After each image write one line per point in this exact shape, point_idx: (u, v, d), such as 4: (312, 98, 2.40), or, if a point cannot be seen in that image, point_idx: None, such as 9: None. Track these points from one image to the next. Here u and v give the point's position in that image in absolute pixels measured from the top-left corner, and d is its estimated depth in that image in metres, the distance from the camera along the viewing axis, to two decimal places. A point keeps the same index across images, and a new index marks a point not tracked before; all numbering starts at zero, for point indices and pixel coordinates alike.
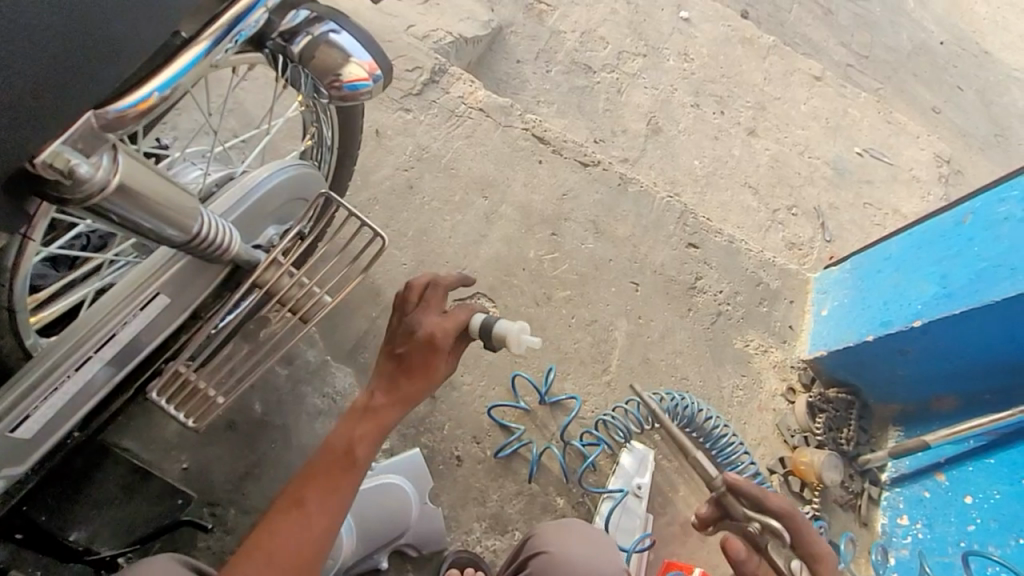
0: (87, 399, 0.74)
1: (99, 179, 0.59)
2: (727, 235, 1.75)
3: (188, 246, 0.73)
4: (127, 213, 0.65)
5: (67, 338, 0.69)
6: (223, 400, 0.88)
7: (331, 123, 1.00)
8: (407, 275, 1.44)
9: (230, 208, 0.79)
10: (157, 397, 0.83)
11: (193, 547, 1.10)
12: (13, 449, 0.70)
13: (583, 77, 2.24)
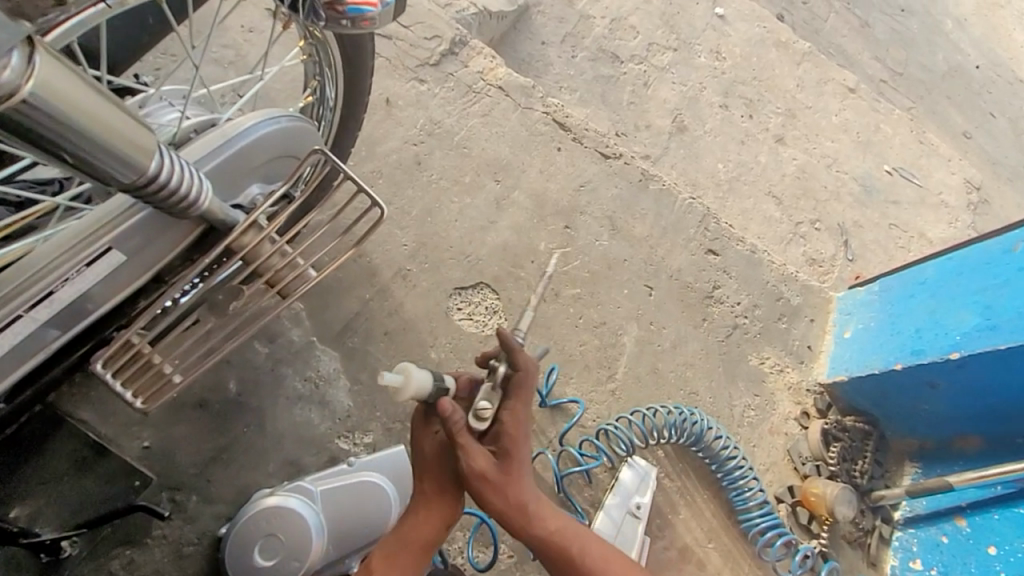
0: (19, 363, 0.64)
1: (6, 83, 0.42)
2: (750, 244, 1.64)
3: (146, 193, 0.60)
4: (64, 142, 0.51)
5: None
6: (179, 379, 0.78)
7: (333, 74, 0.90)
8: (407, 257, 1.33)
9: (207, 157, 0.69)
10: (100, 369, 0.71)
11: (147, 535, 0.99)
12: None
13: (610, 66, 2.12)
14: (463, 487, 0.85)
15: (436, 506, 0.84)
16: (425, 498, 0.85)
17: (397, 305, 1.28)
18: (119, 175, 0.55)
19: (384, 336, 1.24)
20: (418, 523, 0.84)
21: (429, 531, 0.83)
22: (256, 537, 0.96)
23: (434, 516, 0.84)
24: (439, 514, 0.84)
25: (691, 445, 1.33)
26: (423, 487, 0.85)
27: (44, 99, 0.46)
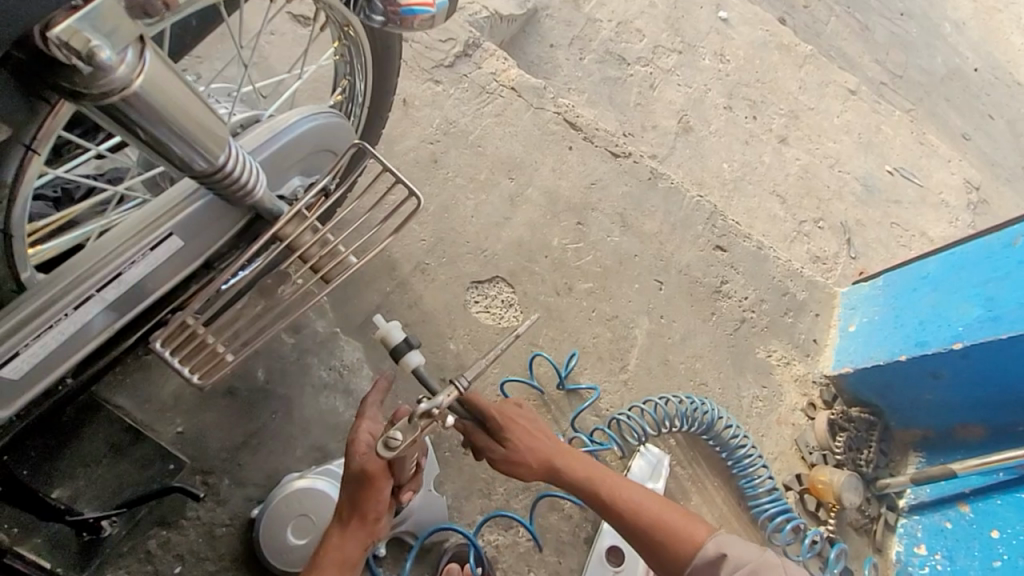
0: (83, 342, 0.67)
1: (122, 78, 0.51)
2: (756, 241, 1.68)
3: (211, 178, 0.66)
4: (152, 126, 0.58)
5: (65, 273, 0.63)
6: (233, 357, 0.81)
7: (364, 72, 0.94)
8: (425, 251, 1.37)
9: (260, 147, 0.74)
10: (160, 347, 0.76)
11: (181, 517, 1.03)
12: None
13: (618, 68, 2.16)
14: (381, 509, 0.85)
15: (355, 529, 0.84)
16: (344, 519, 0.85)
17: (417, 298, 1.32)
18: (180, 154, 0.62)
19: (404, 327, 1.28)
20: (337, 543, 0.83)
21: (349, 551, 0.83)
22: (288, 517, 1.00)
23: (351, 537, 0.84)
24: (358, 533, 0.84)
25: (702, 434, 1.37)
26: (344, 508, 0.84)
27: (146, 91, 0.55)
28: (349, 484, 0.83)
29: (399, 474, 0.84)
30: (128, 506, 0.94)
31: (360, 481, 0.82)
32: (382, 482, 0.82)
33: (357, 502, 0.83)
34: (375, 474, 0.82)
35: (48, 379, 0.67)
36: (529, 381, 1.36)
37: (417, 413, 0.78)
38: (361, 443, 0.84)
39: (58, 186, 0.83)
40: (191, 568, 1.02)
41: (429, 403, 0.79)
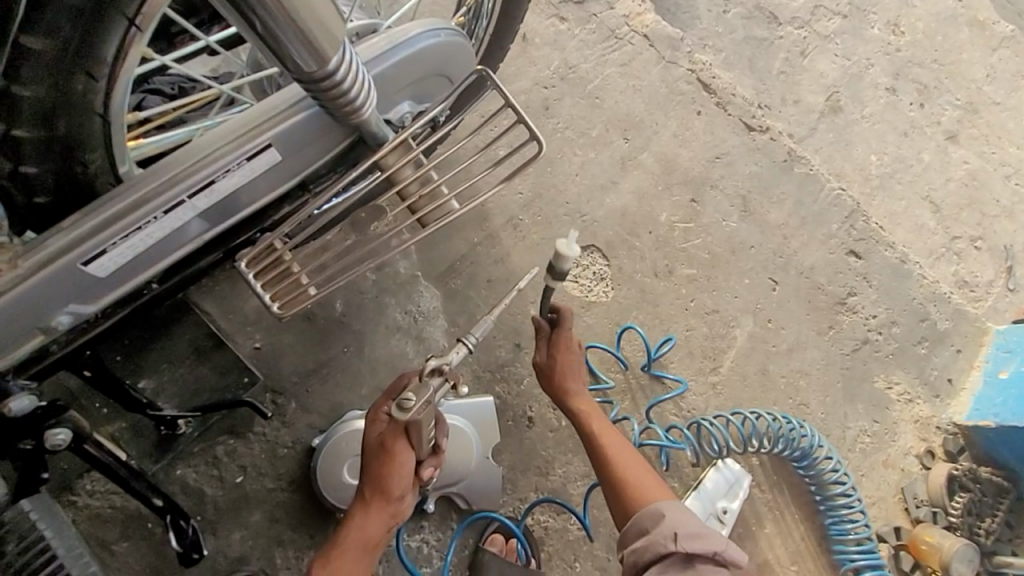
0: (171, 248, 0.64)
1: None
2: (901, 252, 1.43)
3: (321, 89, 0.58)
4: (272, 17, 0.50)
5: (157, 173, 0.59)
6: (316, 292, 0.76)
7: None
8: (521, 206, 1.26)
9: (377, 59, 0.66)
10: (244, 268, 0.71)
11: (248, 430, 1.05)
12: (83, 287, 0.60)
13: (765, 27, 1.60)
14: (405, 489, 0.83)
15: (378, 509, 0.83)
16: (365, 497, 0.84)
17: (504, 254, 1.22)
18: (296, 57, 0.53)
19: (486, 283, 1.20)
20: (360, 525, 0.82)
21: (372, 531, 0.82)
22: (345, 455, 1.00)
23: (376, 519, 0.83)
24: (382, 514, 0.83)
25: (794, 460, 1.21)
26: (365, 486, 0.83)
27: None
28: (371, 461, 0.82)
29: (419, 449, 0.80)
30: (201, 412, 0.97)
31: (381, 456, 0.80)
32: (402, 454, 0.80)
33: (379, 479, 0.81)
34: (392, 445, 0.80)
35: (134, 281, 0.64)
36: (614, 350, 1.25)
37: (425, 372, 0.75)
38: (377, 422, 0.83)
39: (177, 84, 0.80)
40: (252, 482, 1.03)
41: (440, 361, 0.76)
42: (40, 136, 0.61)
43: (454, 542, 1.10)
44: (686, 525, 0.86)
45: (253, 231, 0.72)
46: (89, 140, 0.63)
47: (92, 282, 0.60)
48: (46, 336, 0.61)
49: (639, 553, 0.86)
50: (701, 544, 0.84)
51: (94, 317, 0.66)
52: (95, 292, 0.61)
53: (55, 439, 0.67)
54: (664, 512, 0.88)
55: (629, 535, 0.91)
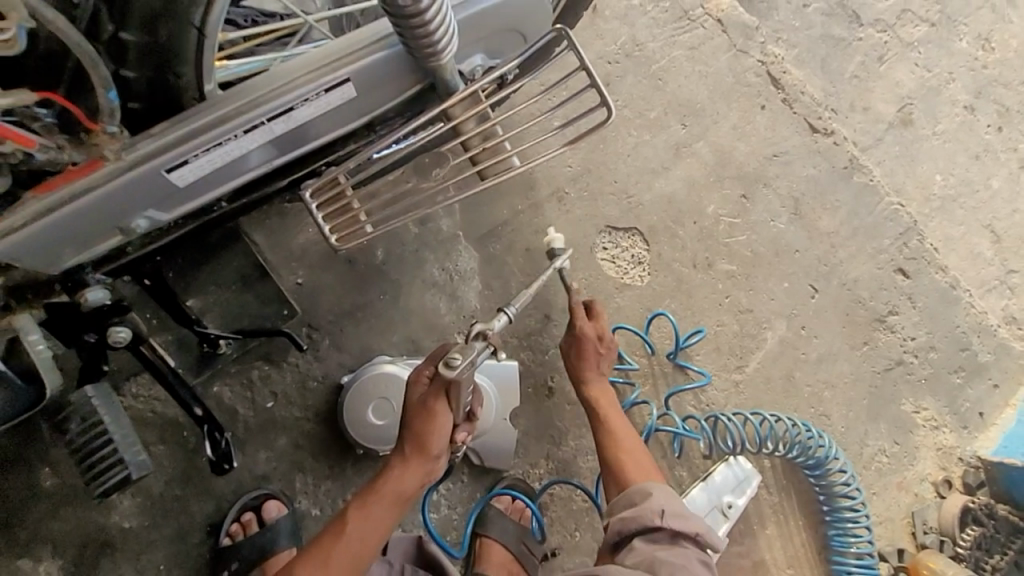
0: (242, 167, 0.66)
1: None
2: (952, 277, 1.39)
3: (411, 30, 0.58)
4: None
5: (240, 94, 0.61)
6: (372, 231, 0.77)
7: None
8: (568, 179, 1.26)
9: (463, 4, 0.66)
10: (309, 199, 0.72)
11: (283, 359, 1.09)
12: (163, 193, 0.63)
13: (845, 25, 1.47)
14: (443, 448, 0.86)
15: (416, 463, 0.87)
16: (405, 453, 0.87)
17: (546, 225, 1.23)
18: None
19: (524, 251, 1.21)
20: (399, 477, 0.87)
21: (408, 484, 0.87)
22: (372, 395, 1.03)
23: (413, 470, 0.87)
24: (418, 471, 0.87)
25: (806, 467, 1.21)
26: (405, 442, 0.87)
27: None
28: (413, 418, 0.85)
29: (458, 411, 0.83)
30: (244, 334, 1.02)
31: (423, 414, 0.83)
32: (442, 414, 0.83)
33: (419, 437, 0.85)
34: (433, 404, 0.83)
35: (208, 195, 0.67)
36: (641, 334, 1.25)
37: (469, 334, 0.76)
38: (419, 383, 0.86)
39: (250, 17, 0.79)
40: (281, 408, 1.08)
41: (484, 325, 0.77)
42: (144, 42, 0.60)
43: (462, 494, 1.14)
44: (674, 504, 0.92)
45: (318, 164, 0.74)
46: (182, 53, 0.61)
47: (172, 190, 0.64)
48: (126, 235, 0.65)
49: (626, 522, 0.92)
50: (684, 523, 0.91)
51: (164, 226, 0.70)
52: (173, 199, 0.65)
53: (117, 336, 0.72)
54: (652, 490, 0.95)
55: (617, 506, 0.97)
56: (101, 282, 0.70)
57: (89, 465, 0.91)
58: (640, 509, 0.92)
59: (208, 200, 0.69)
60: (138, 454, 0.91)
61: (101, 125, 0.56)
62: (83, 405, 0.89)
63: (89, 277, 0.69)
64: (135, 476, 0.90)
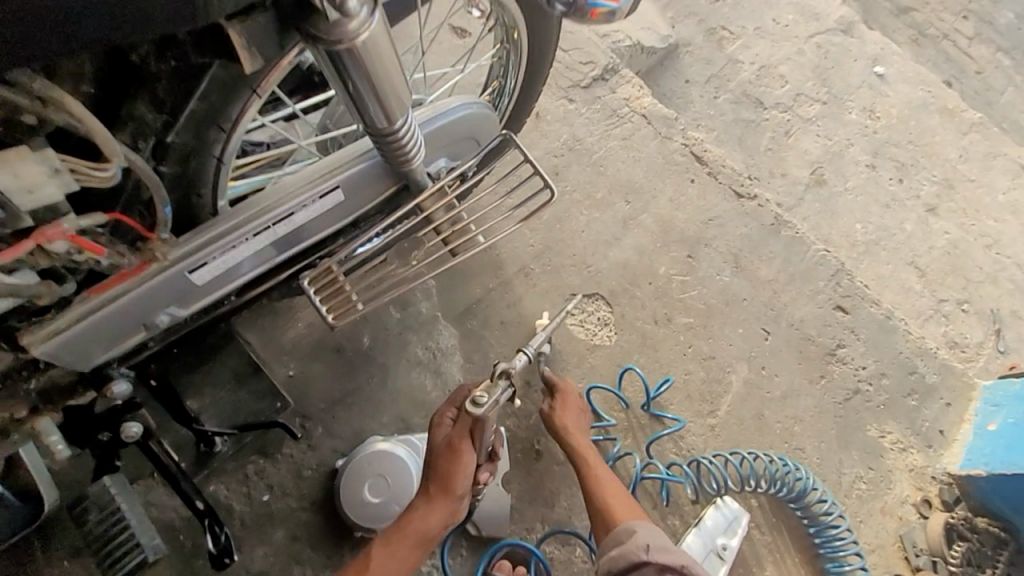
0: (250, 265, 0.77)
1: (352, 31, 0.58)
2: (886, 309, 1.52)
3: (385, 142, 0.73)
4: (360, 85, 0.65)
5: (249, 205, 0.73)
6: (362, 308, 0.87)
7: (516, 71, 1.01)
8: (532, 257, 1.40)
9: (427, 120, 0.82)
10: (306, 285, 0.84)
11: (277, 451, 1.13)
12: (182, 292, 0.73)
13: (752, 110, 1.77)
14: (467, 487, 0.90)
15: (441, 504, 0.89)
16: (430, 492, 0.90)
17: (516, 298, 1.35)
18: (372, 113, 0.68)
19: (499, 324, 1.31)
20: (422, 516, 0.89)
21: (431, 526, 0.89)
22: (366, 474, 1.07)
23: (436, 511, 0.89)
24: (442, 512, 0.89)
25: (790, 501, 1.26)
26: (430, 482, 0.90)
27: (369, 55, 0.62)
28: (439, 459, 0.89)
29: (482, 450, 0.89)
30: (239, 429, 1.05)
31: (448, 454, 0.89)
32: (467, 454, 0.88)
33: (445, 478, 0.89)
34: (459, 444, 0.88)
35: (220, 291, 0.77)
36: (615, 390, 1.34)
37: (495, 372, 0.84)
38: (440, 426, 0.94)
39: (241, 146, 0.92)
40: (277, 500, 1.10)
41: (507, 364, 0.85)
42: (177, 173, 0.73)
43: (463, 569, 1.15)
44: (656, 539, 0.96)
45: (313, 257, 0.85)
46: (204, 178, 0.75)
47: (190, 290, 0.73)
48: (149, 331, 0.74)
49: (616, 559, 0.94)
50: (670, 556, 0.93)
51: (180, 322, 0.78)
52: (190, 298, 0.74)
53: (129, 432, 0.78)
54: (636, 528, 0.98)
55: (606, 546, 0.99)
56: (125, 375, 0.77)
57: (106, 553, 0.95)
58: (626, 545, 0.95)
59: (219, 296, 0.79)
60: (154, 537, 0.97)
61: (157, 234, 0.68)
62: (100, 495, 0.93)
63: (114, 371, 0.76)
64: (152, 558, 0.97)
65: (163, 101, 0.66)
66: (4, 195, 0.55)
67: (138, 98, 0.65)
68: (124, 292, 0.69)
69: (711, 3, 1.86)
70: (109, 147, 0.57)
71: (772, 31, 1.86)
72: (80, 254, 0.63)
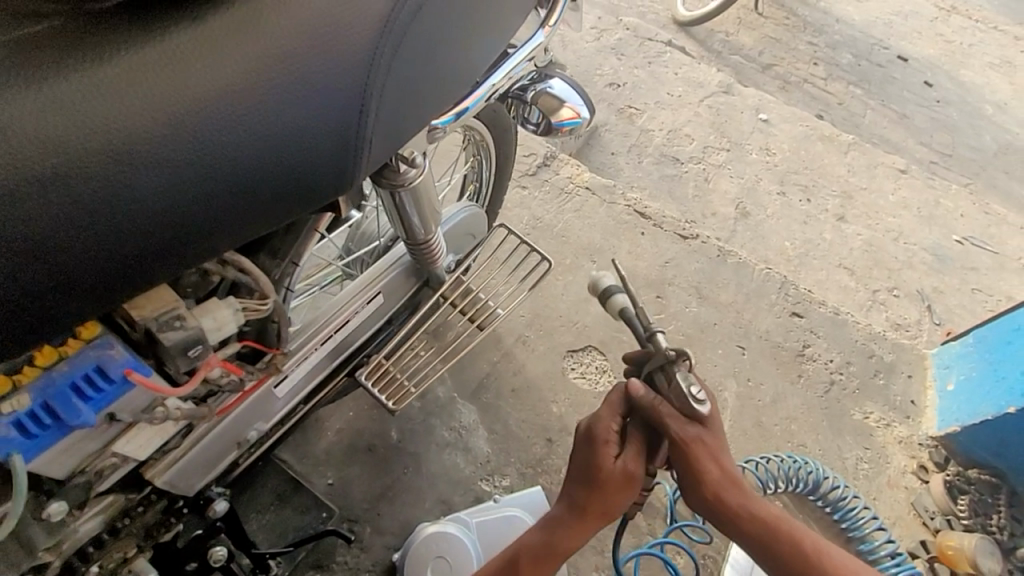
0: (318, 371, 0.89)
1: (410, 177, 0.79)
2: (832, 307, 1.75)
3: (420, 248, 0.90)
4: (406, 204, 0.83)
5: (318, 319, 0.86)
6: (416, 390, 1.01)
7: (491, 165, 1.21)
8: (525, 325, 1.54)
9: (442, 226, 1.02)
10: (364, 380, 0.97)
11: (332, 561, 1.17)
12: (268, 405, 0.84)
13: (673, 166, 2.08)
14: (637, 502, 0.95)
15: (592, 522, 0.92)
16: (584, 514, 0.92)
17: (521, 365, 1.47)
18: (416, 224, 0.86)
19: (512, 392, 1.42)
20: (574, 533, 0.93)
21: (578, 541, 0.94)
22: (427, 559, 1.11)
23: (586, 528, 0.93)
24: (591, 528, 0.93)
25: (809, 494, 1.37)
26: (585, 505, 0.92)
27: (419, 188, 0.82)
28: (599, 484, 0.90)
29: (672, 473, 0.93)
30: (295, 545, 1.07)
31: (609, 484, 0.90)
32: (628, 485, 0.90)
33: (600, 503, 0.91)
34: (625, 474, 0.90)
35: (294, 400, 0.88)
36: None
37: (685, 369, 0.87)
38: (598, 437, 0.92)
39: None
40: None
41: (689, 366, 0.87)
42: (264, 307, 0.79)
43: None
44: None
45: (363, 355, 0.96)
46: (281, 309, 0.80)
47: (273, 401, 0.85)
48: (241, 446, 0.84)
49: None
50: None
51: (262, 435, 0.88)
52: (272, 410, 0.85)
53: (216, 555, 0.85)
54: None
55: None
56: (221, 493, 0.85)
57: None
58: None
59: (292, 405, 0.89)
60: None
61: (281, 348, 0.79)
62: None
63: (212, 493, 0.84)
64: None
65: (276, 248, 0.76)
66: (206, 339, 0.65)
67: (259, 253, 0.76)
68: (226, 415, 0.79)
69: (616, 89, 2.22)
70: (268, 287, 0.71)
71: (670, 102, 2.23)
72: (227, 376, 0.73)
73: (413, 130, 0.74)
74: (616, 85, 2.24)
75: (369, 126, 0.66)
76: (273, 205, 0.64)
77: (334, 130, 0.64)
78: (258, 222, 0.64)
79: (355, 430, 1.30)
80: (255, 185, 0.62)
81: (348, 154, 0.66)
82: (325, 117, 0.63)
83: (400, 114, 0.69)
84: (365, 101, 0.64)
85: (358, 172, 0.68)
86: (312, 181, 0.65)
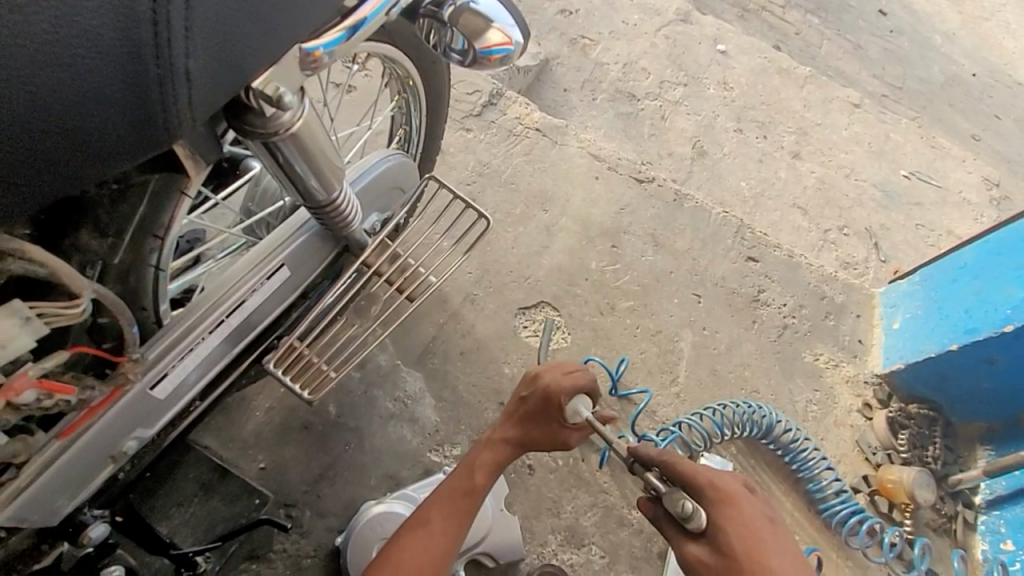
0: (212, 364, 0.78)
1: (286, 121, 0.65)
2: (787, 249, 1.69)
3: (323, 210, 0.77)
4: (293, 158, 0.70)
5: (203, 301, 0.74)
6: (336, 374, 0.93)
7: (420, 107, 1.04)
8: (473, 283, 1.43)
9: (357, 179, 0.87)
10: (272, 367, 0.85)
11: (269, 550, 1.11)
12: (148, 410, 0.73)
13: (628, 104, 1.93)
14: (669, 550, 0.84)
15: (506, 439, 1.01)
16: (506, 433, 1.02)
17: (469, 326, 1.37)
18: (313, 185, 0.73)
19: (460, 355, 1.33)
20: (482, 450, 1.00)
21: (488, 459, 0.99)
22: (372, 540, 1.06)
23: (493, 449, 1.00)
24: (505, 443, 1.01)
25: (762, 438, 1.40)
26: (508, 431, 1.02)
27: (303, 135, 0.69)
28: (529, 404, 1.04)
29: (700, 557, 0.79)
30: (222, 540, 0.95)
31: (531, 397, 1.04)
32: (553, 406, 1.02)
33: (526, 421, 1.03)
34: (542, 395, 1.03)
35: (184, 398, 0.77)
36: None
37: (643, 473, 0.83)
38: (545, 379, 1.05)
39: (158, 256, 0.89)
40: None
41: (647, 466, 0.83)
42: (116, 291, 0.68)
43: None
44: None
45: (273, 338, 0.85)
46: (140, 297, 0.71)
47: (156, 404, 0.73)
48: (117, 460, 0.74)
49: None
50: None
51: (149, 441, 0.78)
52: (153, 416, 0.74)
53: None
54: None
55: None
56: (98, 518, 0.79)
57: None
58: None
59: (185, 404, 0.78)
60: None
61: (128, 355, 0.67)
62: None
63: (87, 516, 0.78)
64: None
65: (106, 223, 0.63)
66: None
67: (81, 227, 0.62)
68: (79, 434, 0.68)
69: (567, 17, 2.02)
70: (74, 282, 0.56)
71: (625, 32, 2.05)
72: (53, 398, 0.61)
73: (269, 51, 0.59)
74: (567, 12, 2.03)
75: (179, 44, 0.51)
76: (65, 154, 0.49)
77: (122, 49, 0.48)
78: (55, 178, 0.50)
79: (287, 408, 1.20)
80: (27, 134, 0.46)
81: (156, 82, 0.51)
82: (102, 31, 0.47)
83: (232, 28, 0.54)
84: (159, 9, 0.49)
85: (182, 107, 0.54)
86: (115, 121, 0.50)
